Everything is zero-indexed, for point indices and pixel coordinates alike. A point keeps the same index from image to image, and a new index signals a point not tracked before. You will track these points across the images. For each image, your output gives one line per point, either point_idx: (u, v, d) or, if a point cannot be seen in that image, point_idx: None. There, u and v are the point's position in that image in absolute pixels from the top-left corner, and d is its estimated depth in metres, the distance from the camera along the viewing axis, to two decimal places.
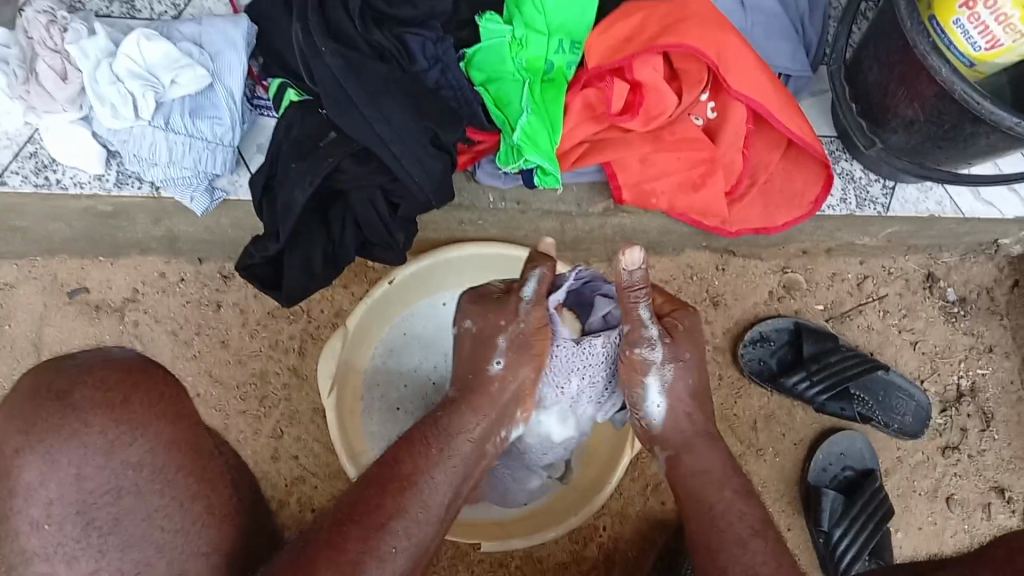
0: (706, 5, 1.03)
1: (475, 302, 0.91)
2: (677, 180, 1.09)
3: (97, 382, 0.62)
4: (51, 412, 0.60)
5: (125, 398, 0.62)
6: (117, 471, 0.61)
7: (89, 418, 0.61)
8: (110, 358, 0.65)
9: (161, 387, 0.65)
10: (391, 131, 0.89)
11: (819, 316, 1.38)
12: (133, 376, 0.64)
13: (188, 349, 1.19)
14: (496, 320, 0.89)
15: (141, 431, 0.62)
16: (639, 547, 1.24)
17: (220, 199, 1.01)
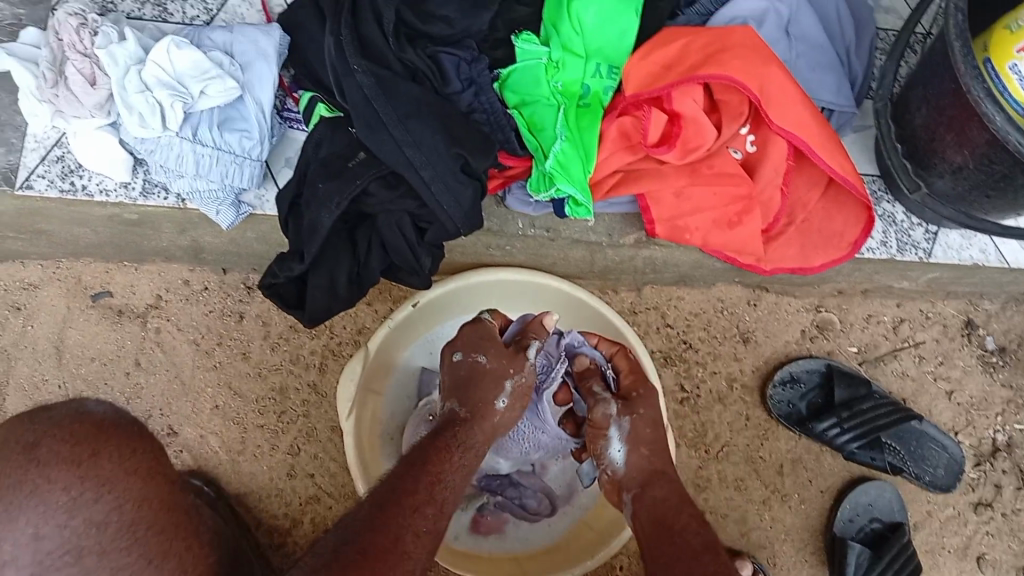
0: (750, 35, 0.99)
1: (485, 339, 0.93)
2: (712, 215, 1.05)
3: (61, 434, 0.59)
4: (11, 467, 0.56)
5: (93, 453, 0.58)
6: (78, 531, 0.55)
7: (52, 474, 0.56)
8: (82, 413, 0.61)
9: (133, 444, 0.61)
10: (421, 155, 0.87)
11: (852, 359, 1.34)
12: (103, 432, 0.60)
13: (208, 359, 1.18)
14: (507, 365, 0.91)
15: (107, 487, 0.57)
16: None
17: (246, 213, 1.00)
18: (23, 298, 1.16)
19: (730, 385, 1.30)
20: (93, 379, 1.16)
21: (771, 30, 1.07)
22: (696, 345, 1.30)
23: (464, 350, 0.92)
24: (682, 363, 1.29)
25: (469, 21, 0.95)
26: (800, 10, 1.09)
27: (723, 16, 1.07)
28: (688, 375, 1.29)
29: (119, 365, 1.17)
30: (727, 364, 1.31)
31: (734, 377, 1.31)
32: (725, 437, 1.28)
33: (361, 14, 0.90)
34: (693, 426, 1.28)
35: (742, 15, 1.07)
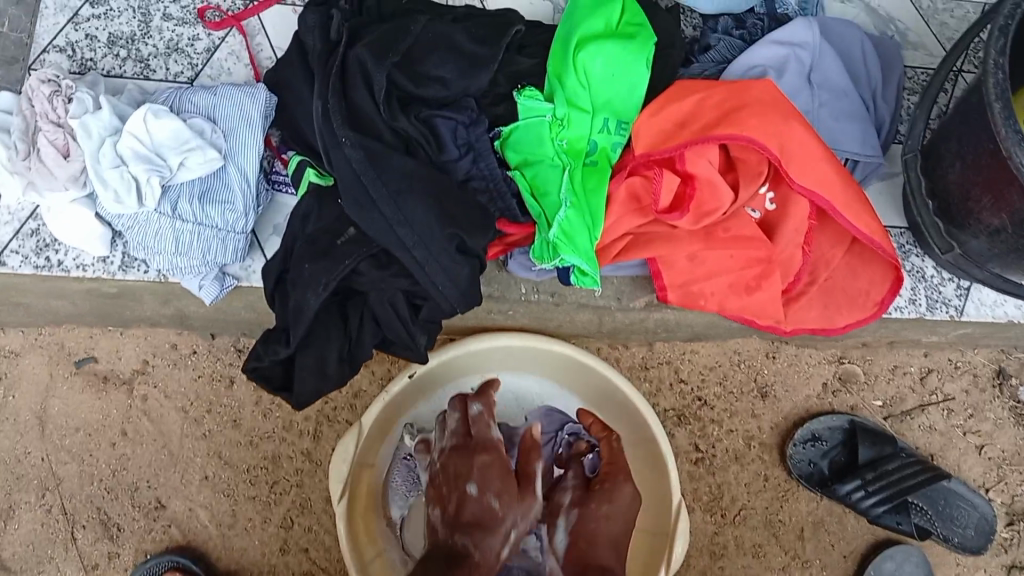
0: (769, 89, 0.92)
1: (492, 474, 0.84)
2: (728, 280, 0.98)
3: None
4: None
5: None
6: None
7: None
8: None
9: None
10: (414, 235, 0.81)
11: (877, 413, 1.27)
12: None
13: (197, 427, 1.13)
14: (518, 508, 0.85)
15: None
16: None
17: (231, 286, 0.94)
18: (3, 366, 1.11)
19: (747, 444, 1.24)
20: (78, 451, 1.11)
21: (791, 78, 1.00)
22: (712, 402, 1.24)
23: (479, 483, 0.83)
24: (697, 422, 1.23)
25: (466, 82, 0.88)
26: (824, 54, 1.01)
27: (739, 65, 1.00)
28: (703, 434, 1.23)
29: (106, 435, 1.12)
30: (745, 422, 1.24)
31: (752, 435, 1.24)
32: (742, 499, 1.22)
33: (349, 78, 0.84)
34: (709, 488, 1.22)
35: (760, 62, 1.00)
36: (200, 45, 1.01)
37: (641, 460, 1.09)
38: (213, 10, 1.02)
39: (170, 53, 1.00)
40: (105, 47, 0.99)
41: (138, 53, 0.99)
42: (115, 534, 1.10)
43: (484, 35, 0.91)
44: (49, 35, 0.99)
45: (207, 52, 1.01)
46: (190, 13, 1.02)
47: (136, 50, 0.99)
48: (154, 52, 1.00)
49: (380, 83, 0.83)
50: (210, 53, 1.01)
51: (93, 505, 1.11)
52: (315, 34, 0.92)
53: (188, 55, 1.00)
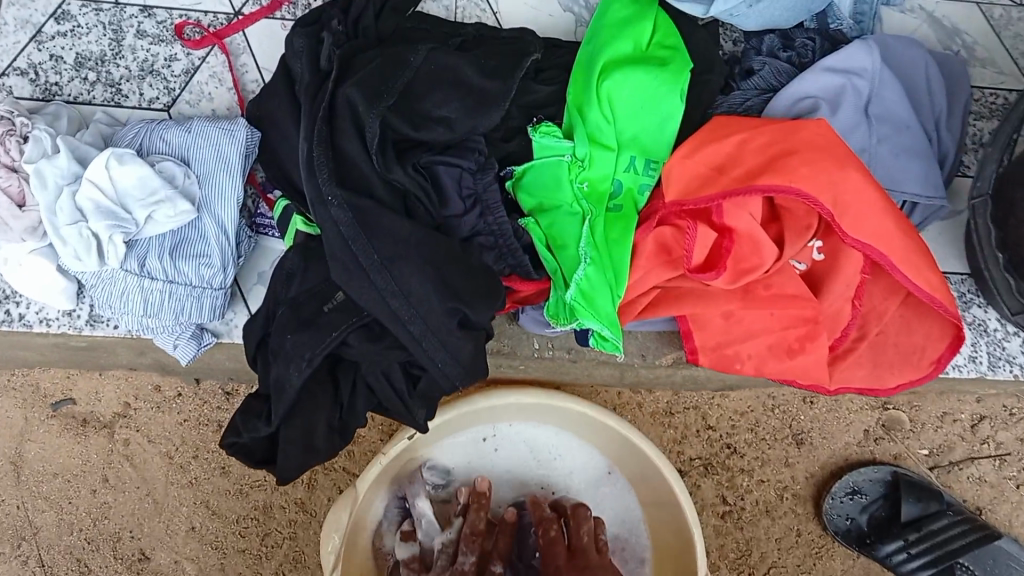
0: (823, 130, 0.80)
1: None
2: (768, 340, 0.87)
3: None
4: None
5: None
6: None
7: None
8: None
9: None
10: (410, 308, 0.70)
11: (922, 463, 1.16)
12: None
13: (183, 475, 1.05)
14: None
15: None
16: None
17: (211, 343, 0.84)
18: None
19: (780, 495, 1.14)
20: (57, 499, 1.03)
21: (846, 113, 0.87)
22: (742, 450, 1.13)
23: None
24: (726, 472, 1.13)
25: (473, 122, 0.77)
26: (884, 82, 0.88)
27: (787, 95, 0.87)
28: (732, 485, 1.13)
29: (87, 481, 1.04)
30: (777, 472, 1.14)
31: (786, 486, 1.14)
32: (772, 557, 1.13)
33: (337, 121, 0.73)
34: (737, 544, 1.12)
35: (812, 92, 0.87)
36: (178, 66, 0.90)
37: (664, 524, 0.99)
38: (193, 26, 0.91)
39: (144, 75, 0.90)
40: (72, 70, 0.89)
41: (109, 76, 0.89)
42: None
43: (494, 66, 0.79)
44: (8, 56, 0.88)
45: (185, 73, 0.90)
46: (168, 29, 0.91)
47: (106, 73, 0.89)
48: (126, 75, 0.89)
49: (373, 129, 0.72)
50: (189, 76, 0.90)
51: (73, 557, 1.03)
52: (302, 63, 0.80)
53: (164, 78, 0.90)
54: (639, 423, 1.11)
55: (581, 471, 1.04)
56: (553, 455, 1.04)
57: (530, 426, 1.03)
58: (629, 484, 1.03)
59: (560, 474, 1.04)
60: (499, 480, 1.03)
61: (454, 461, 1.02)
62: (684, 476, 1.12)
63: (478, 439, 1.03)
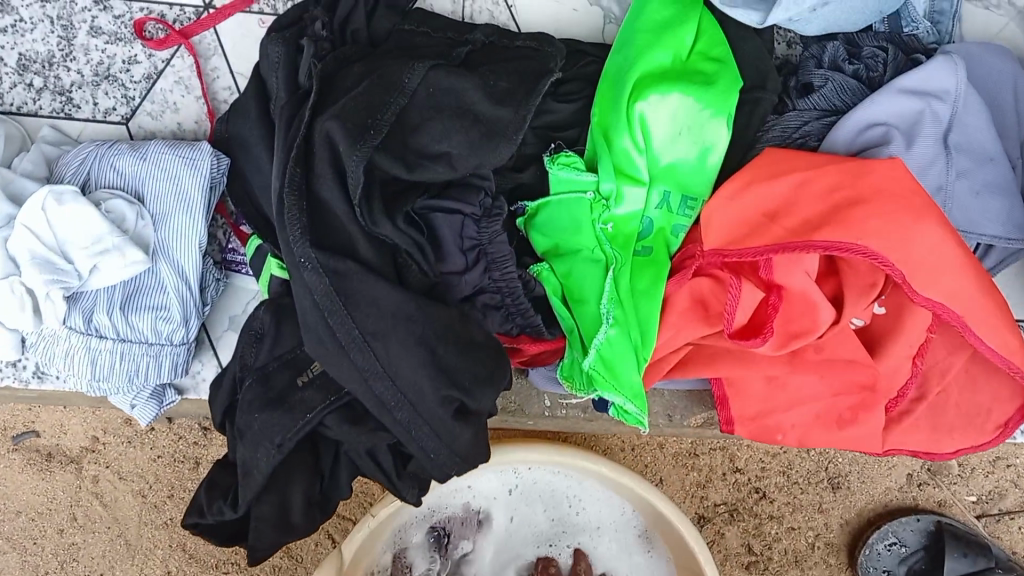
0: (897, 172, 0.67)
1: None
2: (816, 407, 0.76)
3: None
4: None
5: None
6: None
7: None
8: None
9: None
10: (397, 392, 0.59)
11: (969, 511, 1.05)
12: None
13: (158, 515, 0.95)
14: None
15: None
16: None
17: (173, 401, 0.74)
18: None
19: (811, 545, 1.04)
20: (21, 538, 0.95)
21: (923, 144, 0.75)
22: (771, 495, 1.03)
23: None
24: (752, 519, 1.03)
25: (478, 159, 0.64)
26: (969, 106, 0.75)
27: (854, 121, 0.75)
28: (759, 533, 1.03)
29: (53, 520, 0.95)
30: (809, 519, 1.03)
31: (818, 534, 1.04)
32: None
33: (313, 163, 0.61)
34: None
35: (882, 118, 0.75)
36: (138, 71, 0.78)
37: None
38: (155, 22, 0.77)
39: (99, 82, 0.77)
40: (14, 74, 0.77)
41: (58, 82, 0.77)
42: None
43: (505, 88, 0.66)
44: None
45: (147, 79, 0.78)
46: (127, 25, 0.77)
47: (55, 78, 0.77)
48: (77, 81, 0.77)
49: (356, 173, 0.59)
50: (151, 82, 0.78)
51: None
52: (278, 77, 0.68)
53: (122, 84, 0.77)
54: (660, 464, 1.01)
55: (611, 526, 0.92)
56: (580, 508, 0.92)
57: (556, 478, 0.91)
58: (661, 550, 0.90)
59: (588, 526, 0.92)
60: (524, 526, 0.92)
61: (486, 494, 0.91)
62: (706, 523, 1.02)
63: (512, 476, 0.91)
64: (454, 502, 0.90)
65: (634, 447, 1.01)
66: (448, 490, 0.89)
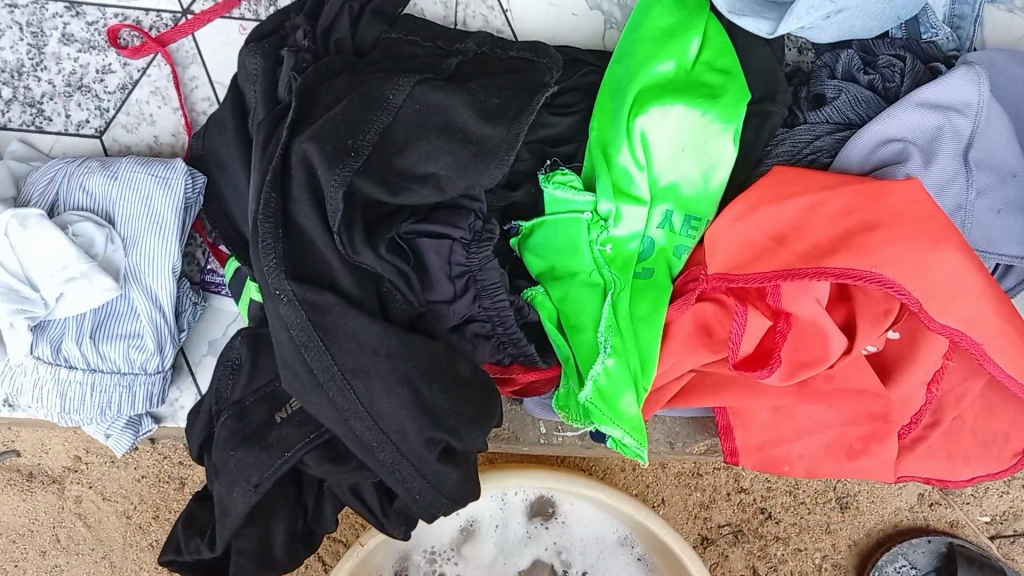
0: (915, 193, 0.63)
1: None
2: (826, 437, 0.72)
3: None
4: None
5: None
6: None
7: None
8: None
9: None
10: (380, 433, 0.56)
11: (983, 532, 1.02)
12: None
13: (143, 536, 0.92)
14: None
15: None
16: None
17: (150, 431, 0.70)
18: None
19: (818, 566, 1.00)
20: (2, 560, 0.92)
21: (942, 162, 0.70)
22: (777, 516, 0.99)
23: None
24: (757, 540, 0.99)
25: (467, 181, 0.60)
26: (989, 119, 0.71)
27: (869, 136, 0.71)
28: (764, 555, 0.99)
29: (35, 542, 0.92)
30: (817, 540, 1.00)
31: (825, 556, 1.00)
32: None
33: (291, 187, 0.57)
34: None
35: (899, 133, 0.71)
36: (112, 81, 0.74)
37: None
38: (130, 30, 0.74)
39: (71, 92, 0.74)
40: None
41: (28, 93, 0.73)
42: None
43: (497, 104, 0.62)
44: None
45: (122, 90, 0.74)
46: (100, 33, 0.74)
47: (24, 88, 0.73)
48: (48, 92, 0.73)
49: (335, 199, 0.56)
50: (126, 93, 0.74)
51: None
52: (256, 90, 0.64)
53: (96, 95, 0.74)
54: (662, 484, 0.98)
55: (605, 556, 0.88)
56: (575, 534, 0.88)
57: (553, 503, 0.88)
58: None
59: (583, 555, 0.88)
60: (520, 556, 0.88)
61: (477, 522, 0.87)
62: (709, 545, 0.98)
63: (511, 500, 0.88)
64: (444, 530, 0.87)
65: (635, 466, 0.97)
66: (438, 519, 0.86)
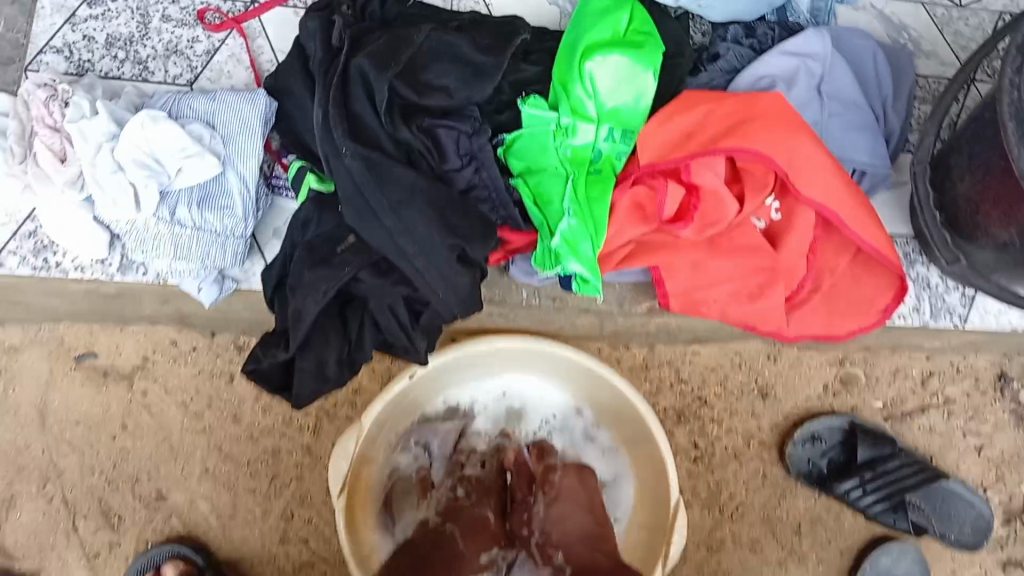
0: (778, 101, 0.91)
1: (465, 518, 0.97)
2: (732, 287, 0.97)
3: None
4: None
5: None
6: None
7: None
8: None
9: None
10: (415, 245, 0.80)
11: (877, 414, 1.27)
12: None
13: (198, 422, 1.13)
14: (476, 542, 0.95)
15: None
16: None
17: (230, 289, 0.93)
18: (3, 360, 1.10)
19: (746, 443, 1.24)
20: (80, 443, 1.11)
21: (800, 89, 0.99)
22: (711, 402, 1.24)
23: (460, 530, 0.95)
24: (697, 421, 1.23)
25: (470, 92, 0.87)
26: (834, 66, 1.00)
27: (748, 77, 1.00)
28: (702, 433, 1.23)
29: (107, 428, 1.12)
30: (744, 421, 1.24)
31: (751, 435, 1.24)
32: (739, 495, 1.23)
33: (351, 88, 0.83)
34: (708, 484, 1.23)
35: (770, 72, 1.00)
36: (200, 47, 1.00)
37: (641, 461, 1.08)
38: (213, 12, 1.01)
39: (169, 55, 0.99)
40: (103, 49, 0.99)
41: (137, 55, 0.99)
42: (115, 523, 1.11)
43: (490, 44, 0.88)
44: (46, 36, 0.98)
45: (207, 54, 1.00)
46: (190, 14, 1.01)
47: (134, 52, 0.99)
48: (153, 54, 0.99)
49: (382, 92, 0.82)
50: (210, 55, 1.00)
51: (95, 496, 1.11)
52: (313, 42, 0.89)
53: (187, 57, 0.99)
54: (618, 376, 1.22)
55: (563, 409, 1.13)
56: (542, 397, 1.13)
57: (526, 372, 1.13)
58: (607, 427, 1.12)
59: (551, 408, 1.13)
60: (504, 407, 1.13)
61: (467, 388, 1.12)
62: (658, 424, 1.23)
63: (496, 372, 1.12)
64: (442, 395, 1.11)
65: None
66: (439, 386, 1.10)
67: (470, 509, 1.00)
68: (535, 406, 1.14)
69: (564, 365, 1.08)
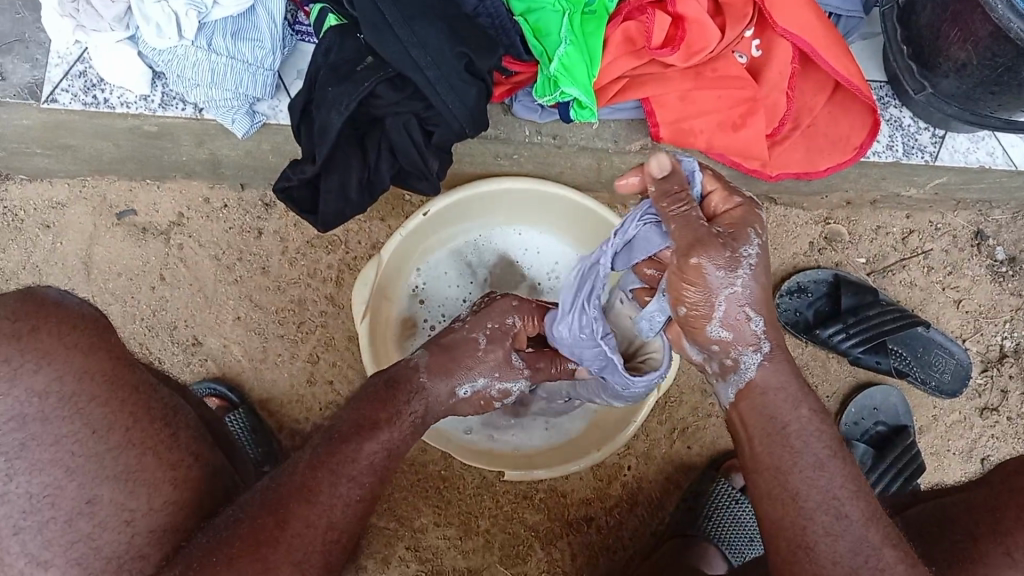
0: None
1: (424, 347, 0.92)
2: (716, 118, 1.07)
3: (6, 312, 0.65)
4: None
5: None
6: None
7: None
8: None
9: None
10: (427, 56, 0.90)
11: (860, 270, 1.35)
12: None
13: (229, 273, 1.23)
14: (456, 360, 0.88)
15: None
16: (654, 505, 1.26)
17: (261, 123, 1.04)
18: (50, 216, 1.21)
19: None
20: (121, 293, 1.21)
21: None
22: None
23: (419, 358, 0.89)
24: None
25: None
26: None
27: None
28: None
29: (145, 280, 1.22)
30: None
31: None
32: None
33: None
34: None
35: None
36: None
37: None
38: None
39: None
40: None
41: None
42: (156, 366, 1.21)
43: None
44: None
45: None
46: None
47: None
48: None
49: None
50: None
51: (136, 340, 1.21)
52: None
53: None
54: None
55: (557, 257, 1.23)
56: (533, 247, 1.23)
57: (521, 223, 1.22)
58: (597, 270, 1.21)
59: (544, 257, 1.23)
60: (503, 257, 1.22)
61: (467, 240, 1.22)
62: None
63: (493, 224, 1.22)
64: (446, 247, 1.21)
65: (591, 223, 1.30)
66: (444, 237, 1.19)
67: (456, 333, 0.91)
68: (530, 255, 1.23)
69: (561, 208, 1.18)
